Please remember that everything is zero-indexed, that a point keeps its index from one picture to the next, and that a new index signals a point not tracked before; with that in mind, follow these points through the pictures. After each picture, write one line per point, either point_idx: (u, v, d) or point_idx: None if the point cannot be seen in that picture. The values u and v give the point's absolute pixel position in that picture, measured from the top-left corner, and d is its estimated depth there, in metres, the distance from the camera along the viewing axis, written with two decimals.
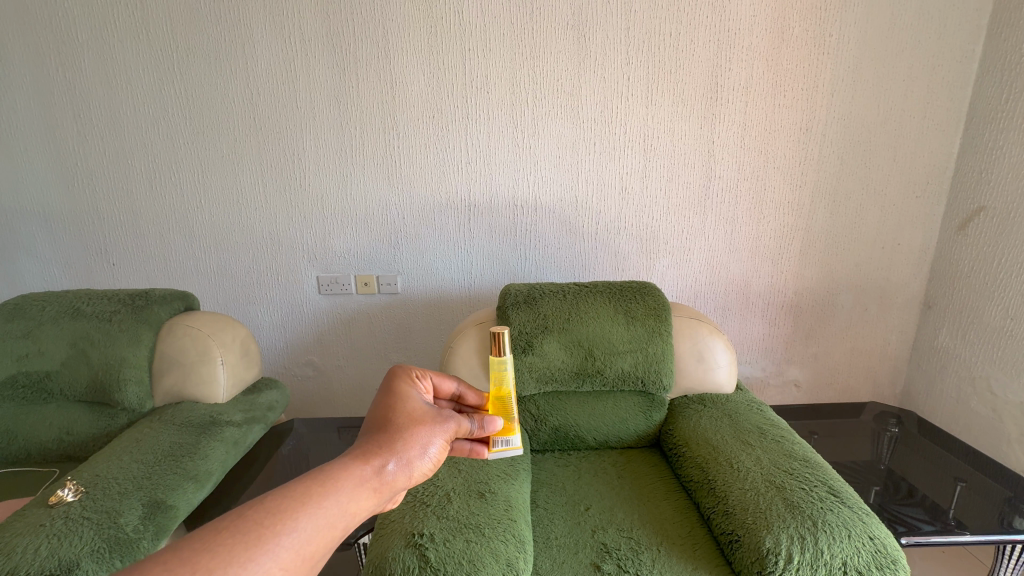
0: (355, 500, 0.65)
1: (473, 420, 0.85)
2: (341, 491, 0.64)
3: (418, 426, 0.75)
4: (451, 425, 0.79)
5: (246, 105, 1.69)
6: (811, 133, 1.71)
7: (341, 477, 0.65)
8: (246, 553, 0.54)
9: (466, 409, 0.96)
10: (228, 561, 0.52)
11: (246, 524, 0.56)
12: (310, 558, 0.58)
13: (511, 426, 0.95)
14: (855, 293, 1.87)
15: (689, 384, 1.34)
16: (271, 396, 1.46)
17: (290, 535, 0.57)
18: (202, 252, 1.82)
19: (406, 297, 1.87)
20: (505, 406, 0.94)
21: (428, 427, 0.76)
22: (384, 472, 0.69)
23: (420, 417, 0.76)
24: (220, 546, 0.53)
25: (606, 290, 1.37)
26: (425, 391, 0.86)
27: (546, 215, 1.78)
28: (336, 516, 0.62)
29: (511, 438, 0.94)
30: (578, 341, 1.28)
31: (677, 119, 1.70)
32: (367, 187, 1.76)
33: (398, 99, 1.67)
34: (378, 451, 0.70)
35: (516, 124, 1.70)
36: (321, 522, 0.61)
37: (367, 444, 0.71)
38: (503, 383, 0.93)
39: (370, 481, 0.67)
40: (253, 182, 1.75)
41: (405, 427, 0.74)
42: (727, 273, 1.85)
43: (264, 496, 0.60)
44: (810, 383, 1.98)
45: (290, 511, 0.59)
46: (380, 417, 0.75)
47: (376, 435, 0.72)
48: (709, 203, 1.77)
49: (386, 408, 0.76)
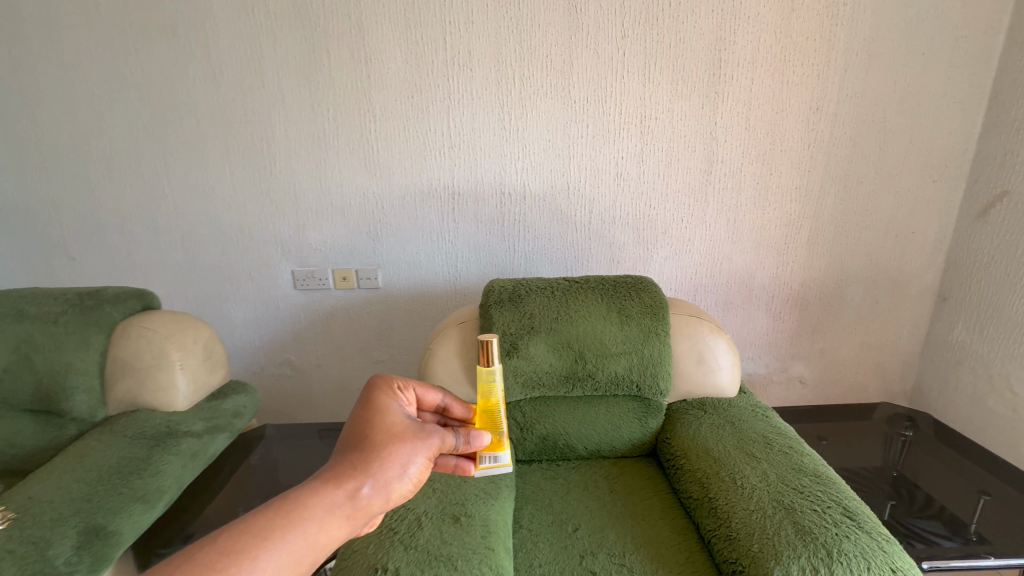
0: (325, 529, 0.65)
1: (456, 434, 0.80)
2: (309, 521, 0.64)
3: (396, 445, 0.73)
4: (433, 440, 0.76)
5: (209, 85, 1.55)
6: (822, 112, 1.58)
7: (309, 508, 0.65)
8: None
9: (452, 422, 0.91)
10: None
11: (199, 567, 0.56)
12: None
13: (500, 442, 0.88)
14: (866, 286, 1.76)
15: (689, 387, 1.23)
16: (237, 402, 1.36)
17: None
18: (168, 246, 1.70)
19: (388, 292, 1.75)
20: (493, 419, 0.87)
21: (409, 444, 0.74)
22: (357, 497, 0.68)
23: (401, 434, 0.74)
24: None
25: (600, 287, 1.27)
26: (409, 402, 0.83)
27: (536, 204, 1.66)
28: (302, 549, 0.63)
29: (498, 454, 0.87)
30: (566, 342, 1.18)
31: (675, 99, 1.56)
32: (344, 175, 1.63)
33: (374, 78, 1.54)
34: (352, 476, 0.69)
35: (503, 105, 1.57)
36: (287, 557, 0.61)
37: (340, 466, 0.70)
38: (491, 393, 0.86)
39: (342, 509, 0.66)
40: (219, 169, 1.62)
41: (384, 445, 0.72)
42: (730, 265, 1.73)
43: (219, 532, 0.60)
44: (816, 380, 1.88)
45: (250, 550, 0.59)
46: (357, 434, 0.73)
47: (352, 456, 0.71)
48: (711, 190, 1.65)
49: (365, 423, 0.74)
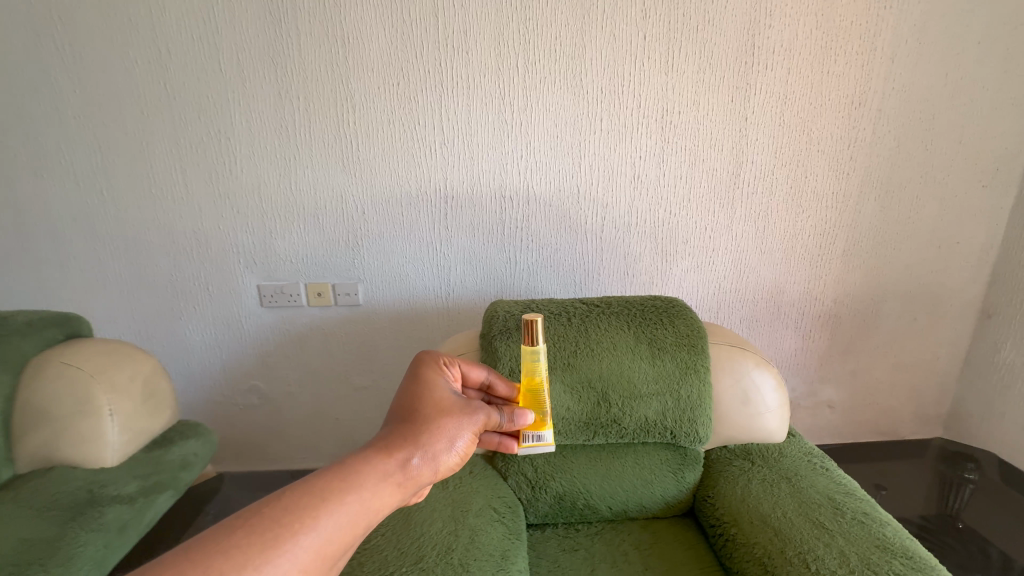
0: (379, 496, 0.62)
1: (501, 411, 0.80)
2: (365, 486, 0.61)
3: (444, 418, 0.72)
4: (479, 415, 0.75)
5: (153, 67, 1.30)
6: (864, 108, 1.40)
7: (364, 473, 0.62)
8: (262, 554, 0.51)
9: (496, 399, 0.93)
10: (242, 561, 0.50)
11: (261, 526, 0.54)
12: (332, 557, 0.56)
13: (543, 421, 0.86)
14: (904, 302, 1.59)
15: (732, 432, 1.03)
16: (185, 450, 1.13)
17: (309, 535, 0.55)
18: (107, 257, 1.44)
19: (370, 310, 1.53)
20: (537, 398, 0.84)
21: (455, 418, 0.73)
22: (409, 466, 0.66)
23: (448, 408, 0.74)
24: (235, 548, 0.51)
25: (624, 311, 1.06)
26: (454, 379, 0.84)
27: (541, 209, 1.45)
28: (358, 513, 0.60)
29: (543, 432, 0.85)
30: (587, 381, 0.99)
31: (701, 91, 1.37)
32: (317, 175, 1.40)
33: (353, 61, 1.31)
34: (402, 445, 0.67)
35: (504, 95, 1.35)
36: (343, 521, 0.58)
37: (392, 436, 0.68)
38: (536, 373, 0.83)
39: (395, 476, 0.64)
40: (168, 167, 1.37)
41: (433, 418, 0.71)
42: (757, 279, 1.54)
43: (280, 492, 0.58)
44: (846, 404, 1.70)
45: (309, 509, 0.56)
46: (406, 406, 0.73)
47: (402, 426, 0.69)
48: (738, 194, 1.46)
49: (414, 397, 0.74)
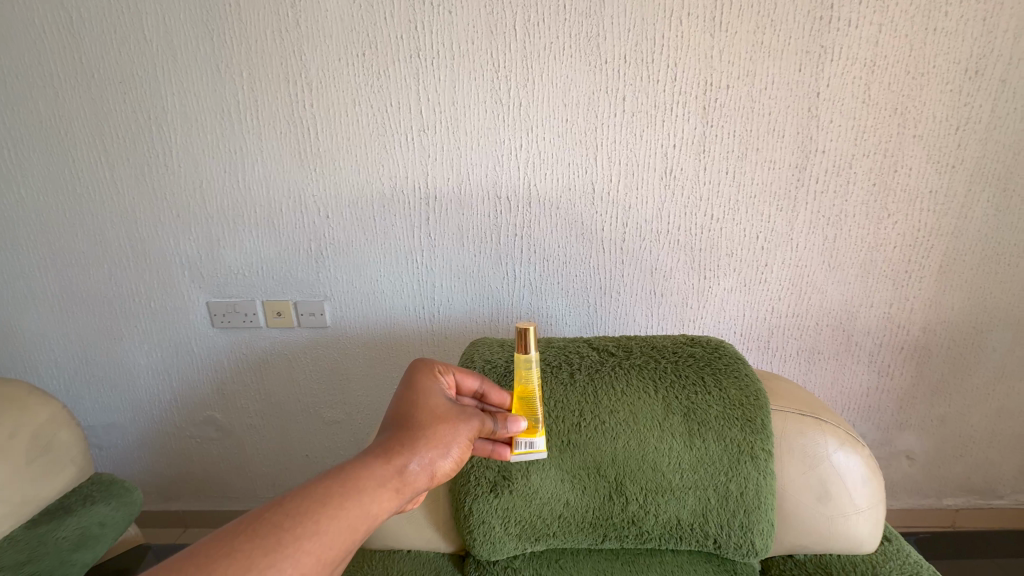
0: (378, 500, 0.53)
1: (494, 418, 0.67)
2: (365, 490, 0.52)
3: (440, 424, 0.60)
4: (475, 422, 0.63)
5: (66, 36, 1.06)
6: (984, 78, 1.03)
7: (363, 476, 0.53)
8: (269, 557, 0.44)
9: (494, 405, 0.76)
10: (244, 566, 0.43)
11: (263, 529, 0.46)
12: (334, 562, 0.48)
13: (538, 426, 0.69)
14: (1017, 333, 1.23)
15: (801, 539, 0.73)
16: (87, 519, 0.89)
17: (310, 539, 0.47)
18: (33, 267, 1.22)
19: (338, 333, 1.26)
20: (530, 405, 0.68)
21: (456, 422, 0.62)
22: (409, 471, 0.56)
23: (446, 410, 0.62)
24: (242, 552, 0.44)
25: (649, 364, 0.77)
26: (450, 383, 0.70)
27: (546, 212, 1.15)
28: (358, 518, 0.51)
29: (536, 440, 0.68)
30: (594, 467, 0.70)
31: (758, 57, 1.03)
32: (270, 171, 1.14)
33: (307, 26, 1.04)
34: (399, 448, 0.56)
35: (498, 66, 1.05)
36: (344, 525, 0.50)
37: (388, 439, 0.57)
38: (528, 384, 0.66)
39: (394, 481, 0.54)
40: (93, 161, 1.14)
41: (433, 420, 0.60)
42: (822, 300, 1.21)
43: (276, 499, 0.49)
44: (930, 456, 1.36)
45: (309, 513, 0.48)
46: (401, 408, 0.61)
47: (398, 428, 0.59)
48: (801, 194, 1.13)
49: (409, 398, 0.62)
